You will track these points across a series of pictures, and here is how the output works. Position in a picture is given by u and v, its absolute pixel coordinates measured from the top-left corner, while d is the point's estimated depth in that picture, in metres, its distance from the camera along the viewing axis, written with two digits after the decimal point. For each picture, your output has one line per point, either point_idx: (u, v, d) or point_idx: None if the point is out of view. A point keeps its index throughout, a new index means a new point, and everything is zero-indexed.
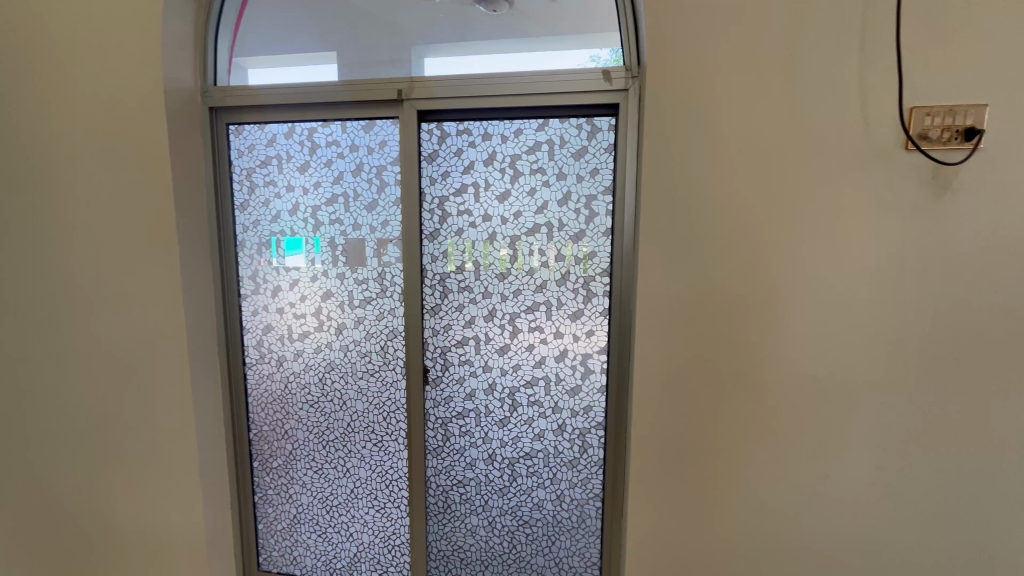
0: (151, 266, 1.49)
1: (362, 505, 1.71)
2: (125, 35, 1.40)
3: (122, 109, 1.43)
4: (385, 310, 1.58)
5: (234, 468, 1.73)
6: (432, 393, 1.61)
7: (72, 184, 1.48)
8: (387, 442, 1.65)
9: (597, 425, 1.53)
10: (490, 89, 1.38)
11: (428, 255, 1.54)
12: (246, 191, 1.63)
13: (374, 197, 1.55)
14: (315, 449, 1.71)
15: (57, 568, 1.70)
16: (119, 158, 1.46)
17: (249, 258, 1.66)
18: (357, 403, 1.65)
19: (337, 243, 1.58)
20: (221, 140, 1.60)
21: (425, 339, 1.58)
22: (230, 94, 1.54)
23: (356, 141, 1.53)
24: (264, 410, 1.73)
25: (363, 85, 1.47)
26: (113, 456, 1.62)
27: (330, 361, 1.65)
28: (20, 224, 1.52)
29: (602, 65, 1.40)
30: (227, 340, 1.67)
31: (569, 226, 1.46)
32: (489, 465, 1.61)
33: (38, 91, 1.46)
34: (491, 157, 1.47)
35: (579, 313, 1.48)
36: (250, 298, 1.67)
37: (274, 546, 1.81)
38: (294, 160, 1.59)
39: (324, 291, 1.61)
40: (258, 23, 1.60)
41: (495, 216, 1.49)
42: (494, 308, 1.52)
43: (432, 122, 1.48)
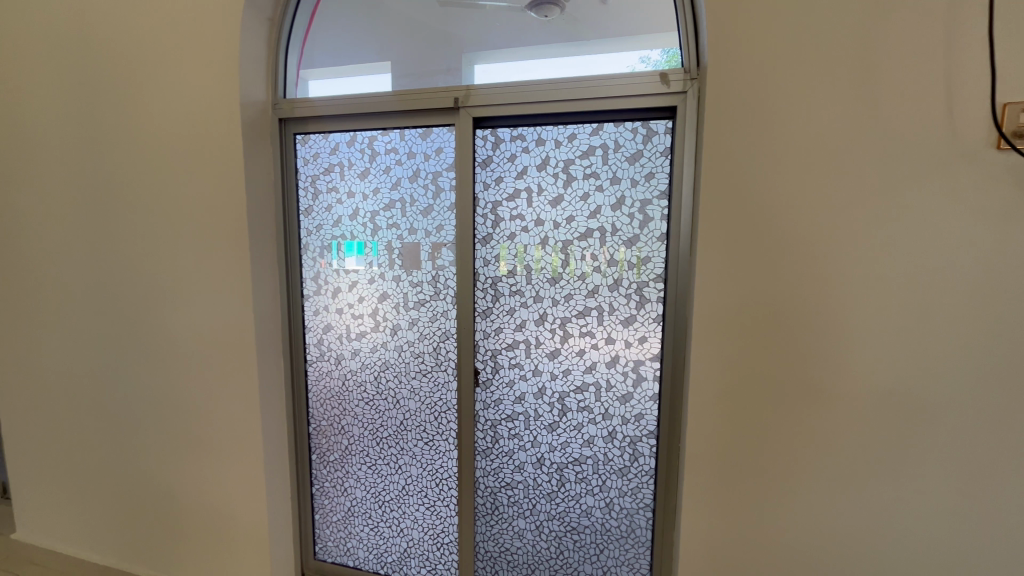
0: (225, 267, 1.60)
1: (413, 502, 1.76)
2: (208, 53, 1.52)
3: (203, 122, 1.55)
4: (439, 312, 1.62)
5: (295, 460, 1.82)
6: (483, 395, 1.63)
7: (160, 190, 1.62)
8: (438, 441, 1.69)
9: (648, 434, 1.50)
10: (545, 94, 1.39)
11: (481, 259, 1.56)
12: (310, 197, 1.72)
13: (430, 202, 1.59)
14: (369, 445, 1.77)
15: (146, 536, 1.88)
16: (199, 166, 1.57)
17: (312, 261, 1.74)
18: (409, 402, 1.70)
19: (394, 246, 1.64)
20: (289, 148, 1.69)
21: (476, 341, 1.60)
22: (298, 105, 1.63)
23: (414, 148, 1.59)
24: (323, 406, 1.81)
25: (421, 94, 1.52)
26: (189, 441, 1.75)
27: (385, 361, 1.71)
28: (118, 228, 1.70)
29: (653, 66, 1.38)
30: (291, 337, 1.76)
31: (622, 231, 1.44)
32: (537, 470, 1.62)
33: (134, 108, 1.61)
34: (545, 162, 1.48)
35: (632, 319, 1.46)
36: (312, 299, 1.76)
37: (329, 537, 1.88)
38: (355, 167, 1.65)
39: (381, 293, 1.67)
40: (322, 37, 1.69)
41: (548, 221, 1.49)
42: (545, 312, 1.53)
43: (487, 129, 1.51)
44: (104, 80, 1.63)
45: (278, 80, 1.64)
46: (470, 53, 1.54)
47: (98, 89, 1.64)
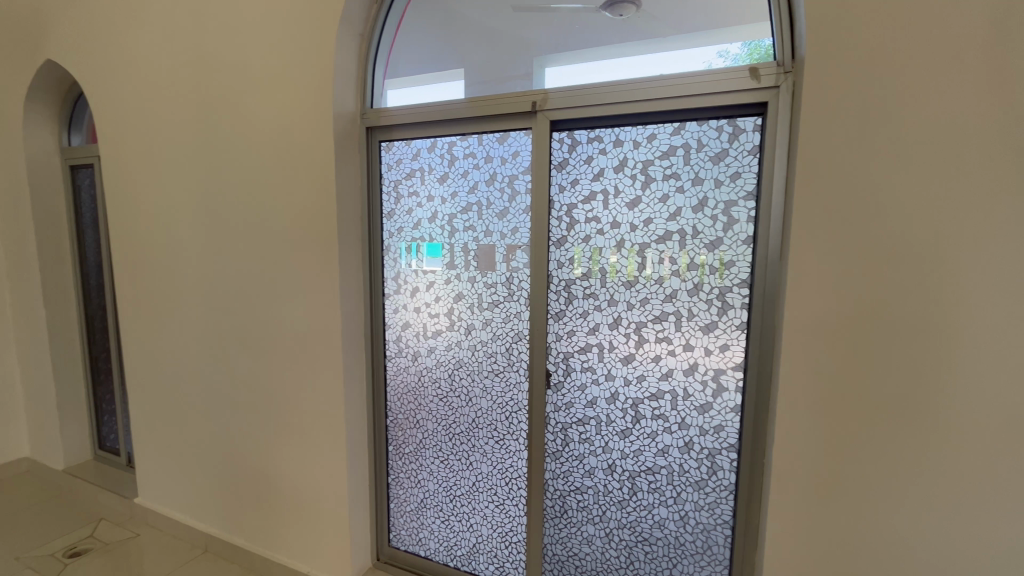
0: (315, 266, 1.72)
1: (482, 499, 1.79)
2: (305, 70, 1.64)
3: (299, 133, 1.68)
4: (512, 313, 1.65)
5: (374, 450, 1.92)
6: (554, 398, 1.63)
7: (262, 196, 1.78)
8: (508, 441, 1.71)
9: (729, 447, 1.43)
10: (624, 95, 1.37)
11: (555, 261, 1.57)
12: (393, 201, 1.81)
13: (505, 205, 1.62)
14: (442, 440, 1.83)
15: (243, 510, 2.07)
16: (295, 174, 1.71)
17: (393, 262, 1.83)
18: (481, 400, 1.74)
19: (470, 248, 1.69)
20: (375, 155, 1.79)
21: (549, 344, 1.61)
22: (383, 114, 1.72)
23: (491, 152, 1.62)
24: (400, 400, 1.90)
25: (500, 100, 1.55)
26: (281, 426, 1.90)
27: (459, 359, 1.76)
28: (227, 231, 1.88)
29: (732, 60, 1.32)
30: (372, 334, 1.86)
31: (704, 233, 1.38)
32: (608, 477, 1.59)
33: (241, 123, 1.78)
34: (622, 163, 1.45)
35: (713, 326, 1.40)
36: (392, 298, 1.85)
37: (402, 526, 1.96)
38: (434, 172, 1.72)
39: (456, 293, 1.73)
40: (406, 49, 1.78)
41: (624, 223, 1.47)
42: (620, 316, 1.50)
43: (564, 131, 1.51)
44: (218, 98, 1.82)
45: (366, 91, 1.75)
46: (545, 56, 1.55)
47: (213, 106, 1.83)
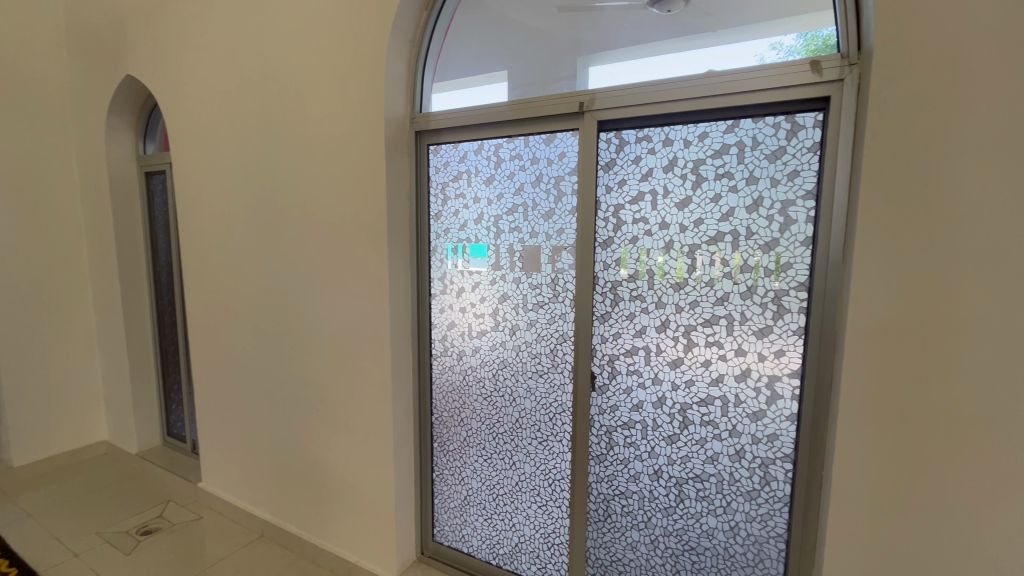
0: (365, 267, 1.78)
1: (525, 499, 1.80)
2: (357, 78, 1.70)
3: (352, 139, 1.75)
4: (557, 314, 1.64)
5: (420, 446, 1.97)
6: (598, 400, 1.62)
7: (317, 199, 1.86)
8: (552, 442, 1.71)
9: (783, 457, 1.37)
10: (674, 93, 1.35)
11: (601, 263, 1.55)
12: (440, 203, 1.85)
13: (552, 206, 1.62)
14: (486, 439, 1.85)
15: (296, 499, 2.17)
16: (348, 178, 1.77)
17: (439, 262, 1.87)
18: (525, 401, 1.74)
19: (515, 249, 1.70)
20: (423, 159, 1.84)
21: (593, 346, 1.59)
22: (432, 118, 1.77)
23: (537, 153, 1.62)
24: (444, 398, 1.93)
25: (547, 101, 1.55)
26: (331, 420, 1.98)
27: (503, 359, 1.77)
28: (284, 233, 1.98)
29: (788, 53, 1.27)
30: (418, 333, 1.91)
31: (758, 234, 1.33)
32: (653, 483, 1.56)
33: (298, 130, 1.87)
34: (672, 163, 1.42)
35: (767, 331, 1.34)
36: (438, 298, 1.89)
37: (446, 522, 2.00)
38: (481, 174, 1.74)
39: (501, 294, 1.74)
40: (454, 53, 1.82)
41: (673, 223, 1.44)
42: (668, 319, 1.47)
43: (611, 131, 1.50)
44: (277, 106, 1.91)
45: (415, 96, 1.79)
46: (592, 55, 1.54)
47: (273, 114, 1.93)
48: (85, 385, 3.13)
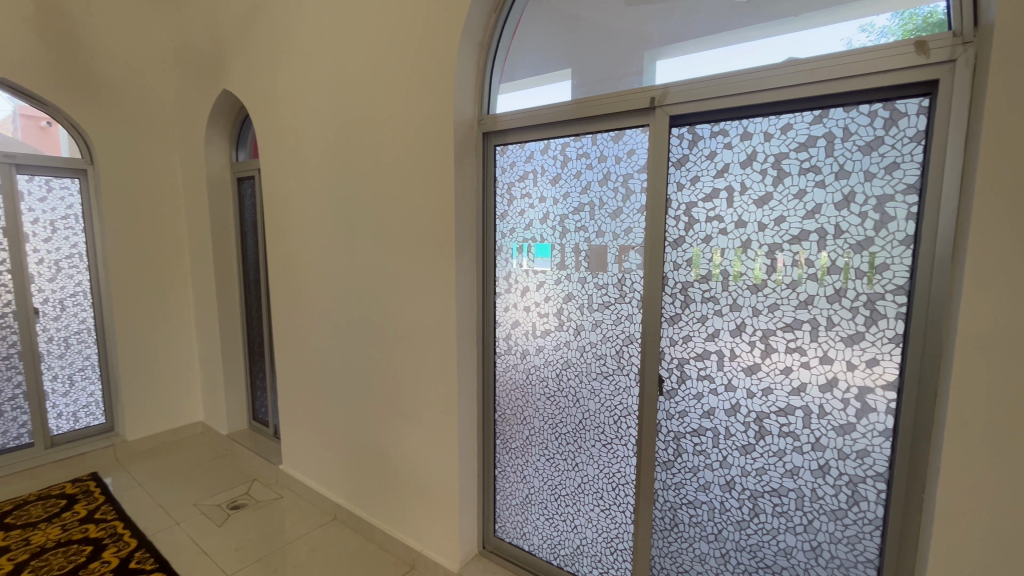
0: (433, 265, 1.84)
1: (588, 502, 1.78)
2: (428, 84, 1.76)
3: (422, 142, 1.81)
4: (623, 315, 1.61)
5: (483, 443, 2.00)
6: (666, 405, 1.57)
7: (389, 201, 1.95)
8: (616, 445, 1.68)
9: (875, 476, 1.25)
10: (754, 84, 1.27)
11: (670, 263, 1.50)
12: (506, 203, 1.87)
13: (619, 205, 1.58)
14: (548, 438, 1.85)
15: (367, 486, 2.29)
16: (418, 180, 1.84)
17: (504, 262, 1.90)
18: (589, 402, 1.72)
19: (581, 249, 1.68)
20: (490, 160, 1.87)
21: (661, 348, 1.55)
22: (499, 120, 1.79)
23: (605, 151, 1.60)
24: (508, 396, 1.95)
25: (616, 98, 1.52)
26: (400, 413, 2.07)
27: (567, 359, 1.76)
28: (359, 233, 2.09)
29: (885, 34, 1.16)
30: (483, 331, 1.94)
31: (849, 233, 1.23)
32: (725, 494, 1.49)
33: (372, 136, 1.97)
34: (750, 158, 1.35)
35: (858, 338, 1.24)
36: (503, 297, 1.91)
37: (507, 519, 2.02)
38: (547, 173, 1.74)
39: (566, 294, 1.73)
40: (521, 53, 1.83)
41: (751, 221, 1.36)
42: (743, 322, 1.39)
43: (684, 127, 1.44)
44: (354, 112, 2.02)
45: (483, 98, 1.83)
46: (663, 48, 1.48)
47: (350, 120, 2.04)
48: (185, 370, 3.47)
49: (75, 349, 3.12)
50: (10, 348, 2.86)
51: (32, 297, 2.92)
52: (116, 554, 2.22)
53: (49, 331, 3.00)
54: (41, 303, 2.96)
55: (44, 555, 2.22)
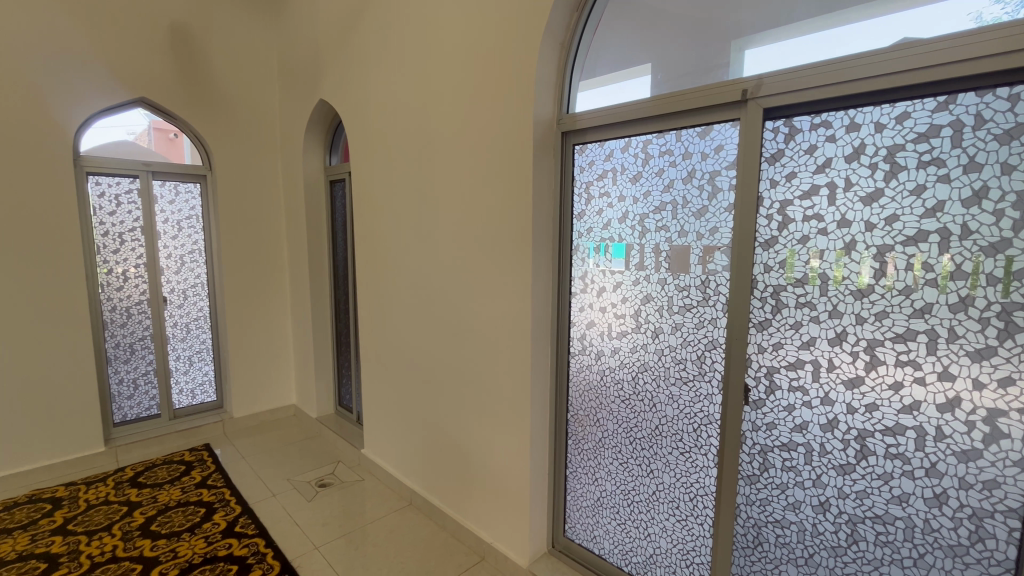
0: (510, 264, 1.87)
1: (662, 511, 1.72)
2: (510, 86, 1.79)
3: (502, 143, 1.85)
4: (706, 319, 1.54)
5: (555, 442, 2.01)
6: (752, 415, 1.47)
7: (469, 201, 2.01)
8: (695, 455, 1.61)
9: (1006, 512, 1.10)
10: (864, 69, 1.16)
11: (761, 265, 1.41)
12: (584, 202, 1.85)
13: (705, 203, 1.52)
14: (622, 442, 1.81)
15: (441, 475, 2.38)
16: (497, 180, 1.88)
17: (580, 261, 1.88)
18: (667, 408, 1.67)
19: (662, 249, 1.63)
20: (569, 160, 1.86)
21: (748, 355, 1.46)
22: (579, 118, 1.78)
23: (690, 148, 1.54)
24: (581, 397, 1.94)
25: (703, 92, 1.45)
26: (474, 407, 2.13)
27: (643, 362, 1.72)
28: (439, 231, 2.19)
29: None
30: (558, 330, 1.94)
31: (979, 234, 1.09)
32: (818, 516, 1.37)
33: (454, 138, 2.04)
34: (858, 151, 1.23)
35: (988, 353, 1.09)
36: (578, 296, 1.90)
37: (577, 520, 2.01)
38: (627, 171, 1.71)
39: (644, 295, 1.69)
40: (601, 48, 1.80)
41: (856, 221, 1.24)
42: (845, 331, 1.28)
43: (779, 119, 1.35)
44: (438, 116, 2.11)
45: (563, 97, 1.83)
46: (754, 35, 1.40)
47: (434, 123, 2.13)
48: (281, 357, 3.81)
49: (195, 334, 3.53)
50: (146, 331, 3.30)
51: (162, 287, 3.35)
52: (225, 517, 2.50)
53: (174, 317, 3.42)
54: (169, 292, 3.38)
55: (168, 513, 2.54)
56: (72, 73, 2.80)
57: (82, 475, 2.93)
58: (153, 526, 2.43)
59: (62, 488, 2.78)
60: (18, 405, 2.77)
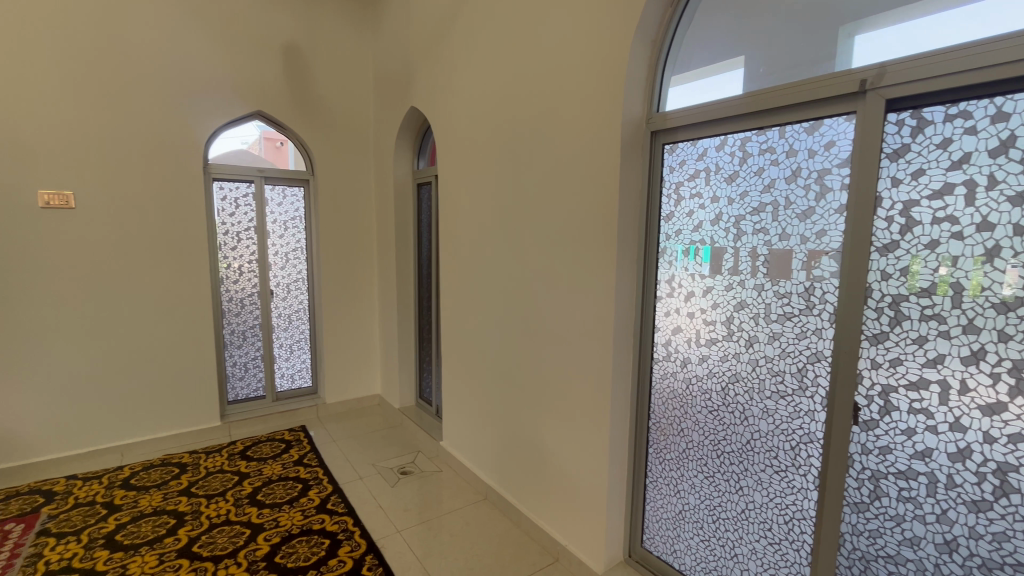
0: (593, 265, 1.86)
1: (752, 532, 1.62)
2: (598, 86, 1.78)
3: (588, 144, 1.84)
4: (809, 329, 1.42)
5: (634, 450, 1.96)
6: (861, 437, 1.33)
7: (552, 203, 2.03)
8: (792, 475, 1.49)
9: None
10: (1015, 52, 1.02)
11: (877, 272, 1.27)
12: (673, 203, 1.79)
13: (811, 204, 1.40)
14: (708, 455, 1.73)
15: (517, 472, 2.42)
16: (582, 182, 1.88)
17: (667, 265, 1.82)
18: (760, 422, 1.56)
19: (759, 253, 1.54)
20: (658, 159, 1.81)
21: (859, 370, 1.32)
22: (670, 117, 1.73)
23: (795, 145, 1.43)
24: (664, 404, 1.87)
25: (814, 84, 1.34)
26: (551, 407, 2.14)
27: (735, 373, 1.63)
28: (521, 232, 2.23)
29: None
30: (640, 335, 1.89)
31: None
32: (942, 557, 1.21)
33: (540, 141, 2.07)
34: (1006, 144, 1.08)
35: None
36: (664, 300, 1.84)
37: (657, 532, 1.94)
38: (722, 171, 1.63)
39: (738, 301, 1.60)
40: (694, 41, 1.72)
41: (1000, 224, 1.09)
42: (982, 350, 1.12)
43: (905, 111, 1.21)
44: (524, 119, 2.15)
45: (653, 96, 1.78)
46: (874, 17, 1.26)
47: (520, 127, 2.17)
48: (368, 349, 4.07)
49: (295, 324, 3.87)
50: (255, 320, 3.68)
51: (270, 281, 3.71)
52: (319, 494, 2.72)
53: (279, 308, 3.77)
54: (275, 285, 3.74)
55: (271, 485, 2.81)
56: (204, 91, 3.19)
57: (203, 445, 3.33)
58: (259, 496, 2.70)
59: (187, 455, 3.17)
60: (154, 379, 3.20)
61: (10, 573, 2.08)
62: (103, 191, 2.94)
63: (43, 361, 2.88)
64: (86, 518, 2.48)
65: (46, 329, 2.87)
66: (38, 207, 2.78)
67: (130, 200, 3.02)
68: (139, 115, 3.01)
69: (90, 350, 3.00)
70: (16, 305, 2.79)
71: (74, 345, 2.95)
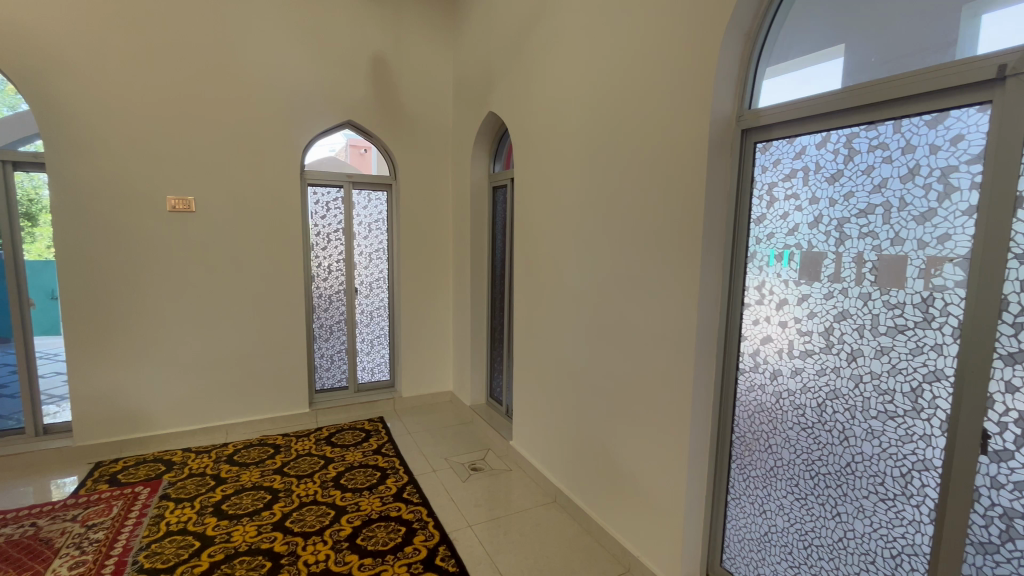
0: (675, 270, 1.81)
1: (851, 564, 1.48)
2: (685, 85, 1.73)
3: (672, 144, 1.79)
4: (926, 345, 1.28)
5: (715, 464, 1.87)
6: (991, 468, 1.18)
7: (632, 205, 2.00)
8: (903, 506, 1.34)
9: None
10: None
11: (1017, 283, 1.12)
12: (765, 205, 1.69)
13: (931, 205, 1.26)
14: (801, 475, 1.61)
15: (589, 477, 2.39)
16: (665, 184, 1.83)
17: (757, 270, 1.72)
18: (864, 444, 1.43)
19: (866, 259, 1.41)
20: (749, 158, 1.71)
21: (989, 394, 1.17)
22: (763, 114, 1.63)
23: (913, 139, 1.30)
24: (749, 418, 1.77)
25: (939, 72, 1.21)
26: (626, 413, 2.10)
27: (834, 389, 1.50)
28: (599, 234, 2.21)
29: None
30: (725, 343, 1.81)
31: None
32: None
33: (621, 142, 2.04)
34: None
35: None
36: (752, 308, 1.74)
37: (739, 553, 1.84)
38: (823, 170, 1.51)
39: (839, 311, 1.48)
40: (791, 30, 1.61)
41: None
42: None
43: None
44: (605, 121, 2.13)
45: (745, 91, 1.69)
46: None
47: (600, 129, 2.16)
48: (442, 347, 4.22)
49: (376, 321, 4.10)
50: (341, 316, 3.94)
51: (355, 279, 3.96)
52: (395, 483, 2.86)
53: (362, 304, 4.01)
54: (359, 283, 3.98)
55: (353, 471, 3.00)
56: (303, 104, 3.48)
57: (294, 429, 3.62)
58: (342, 480, 2.89)
59: (281, 437, 3.47)
60: (255, 366, 3.54)
61: (139, 530, 2.40)
62: (217, 196, 3.31)
63: (167, 345, 3.29)
64: (198, 487, 2.79)
65: (170, 317, 3.28)
66: (166, 211, 3.19)
67: (239, 204, 3.37)
68: (249, 128, 3.35)
69: (203, 337, 3.37)
70: (147, 295, 3.21)
71: (191, 333, 3.34)
